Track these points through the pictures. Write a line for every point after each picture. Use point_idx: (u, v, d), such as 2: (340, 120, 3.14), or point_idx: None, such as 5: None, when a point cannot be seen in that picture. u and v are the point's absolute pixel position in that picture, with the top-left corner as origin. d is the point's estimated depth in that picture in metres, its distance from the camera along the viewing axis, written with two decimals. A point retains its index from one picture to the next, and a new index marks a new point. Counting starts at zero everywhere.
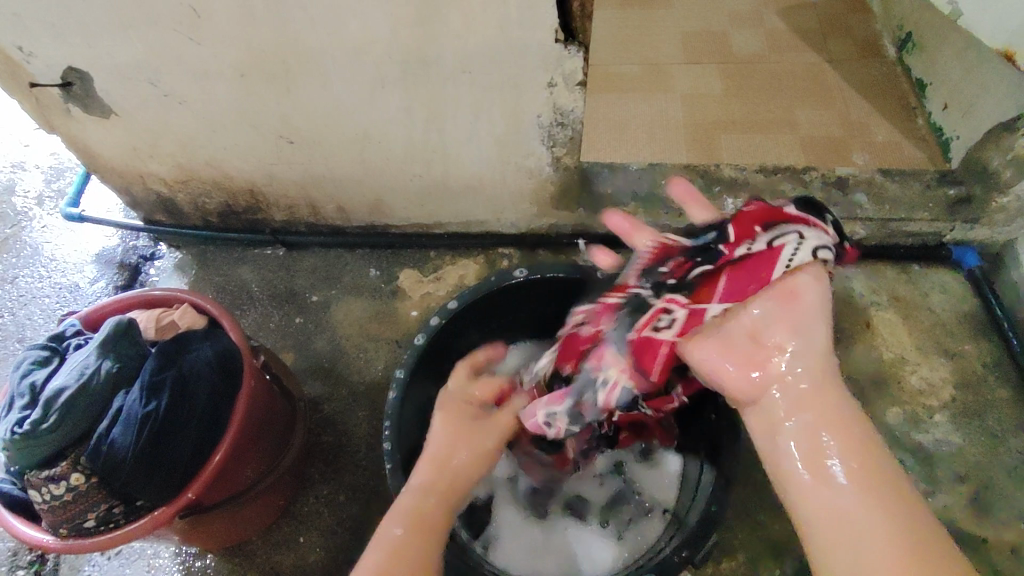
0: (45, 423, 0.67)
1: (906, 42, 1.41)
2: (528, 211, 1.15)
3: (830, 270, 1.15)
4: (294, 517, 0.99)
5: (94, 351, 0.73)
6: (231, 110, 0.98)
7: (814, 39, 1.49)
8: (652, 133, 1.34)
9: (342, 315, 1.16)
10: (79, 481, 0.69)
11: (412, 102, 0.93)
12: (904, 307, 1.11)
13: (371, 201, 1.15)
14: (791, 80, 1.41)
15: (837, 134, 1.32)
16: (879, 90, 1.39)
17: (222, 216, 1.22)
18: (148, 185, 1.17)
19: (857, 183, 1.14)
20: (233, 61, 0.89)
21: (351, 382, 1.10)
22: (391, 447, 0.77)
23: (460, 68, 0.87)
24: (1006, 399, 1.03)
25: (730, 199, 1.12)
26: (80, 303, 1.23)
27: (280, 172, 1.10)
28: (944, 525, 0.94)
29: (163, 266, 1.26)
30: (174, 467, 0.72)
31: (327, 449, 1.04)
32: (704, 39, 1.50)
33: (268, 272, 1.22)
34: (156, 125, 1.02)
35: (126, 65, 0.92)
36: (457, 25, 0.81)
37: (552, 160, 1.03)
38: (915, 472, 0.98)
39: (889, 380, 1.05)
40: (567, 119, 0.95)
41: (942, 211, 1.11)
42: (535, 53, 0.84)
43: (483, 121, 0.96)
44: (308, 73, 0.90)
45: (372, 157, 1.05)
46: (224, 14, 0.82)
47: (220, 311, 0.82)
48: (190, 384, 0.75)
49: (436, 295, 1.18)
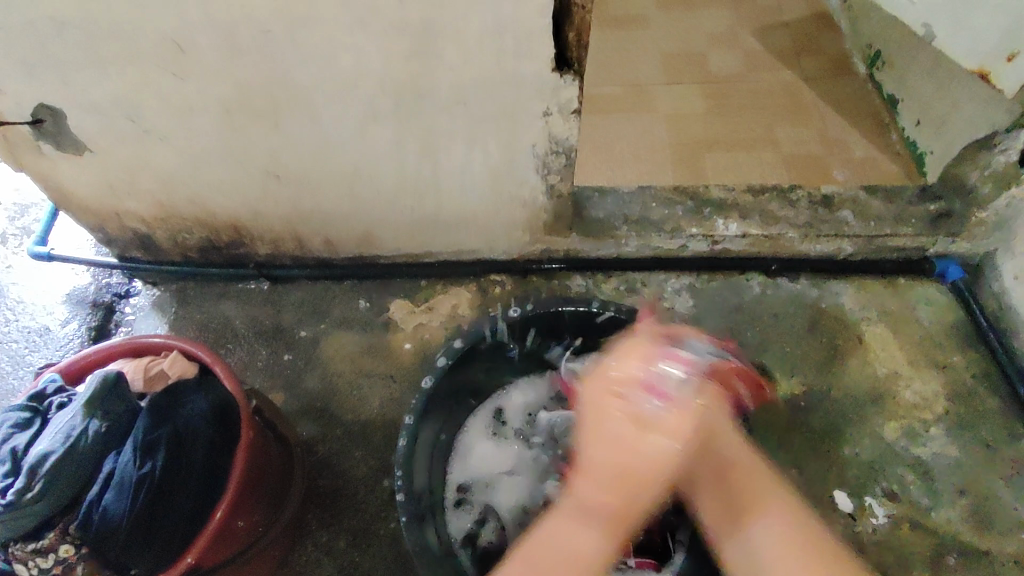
0: (30, 491, 0.66)
1: (876, 60, 1.45)
2: (520, 238, 1.13)
3: (820, 287, 1.17)
4: (293, 568, 0.95)
5: (80, 410, 0.72)
6: (214, 147, 0.94)
7: (788, 58, 1.52)
8: (637, 154, 1.34)
9: (332, 351, 1.13)
10: (68, 552, 0.68)
11: (403, 135, 0.91)
12: (894, 322, 1.13)
13: (360, 232, 1.12)
14: (768, 99, 1.43)
15: (816, 151, 1.34)
16: (854, 107, 1.42)
17: (202, 251, 1.18)
18: (124, 223, 1.12)
19: (842, 201, 1.15)
20: (218, 97, 0.86)
21: (346, 421, 1.06)
22: (404, 496, 0.77)
23: (453, 101, 0.86)
24: (997, 409, 1.05)
25: (720, 220, 1.13)
26: (52, 347, 1.17)
27: (264, 207, 1.06)
28: (948, 539, 0.95)
29: (139, 305, 1.21)
30: (172, 530, 0.71)
31: (324, 493, 1.00)
32: (682, 60, 1.52)
33: (253, 308, 1.18)
34: (134, 163, 0.98)
35: (104, 103, 0.88)
36: (451, 58, 0.80)
37: (545, 188, 1.02)
38: (916, 487, 0.99)
39: (885, 396, 1.06)
40: (561, 147, 0.94)
41: (924, 226, 1.13)
42: (531, 84, 0.84)
43: (477, 151, 0.94)
44: (297, 110, 0.88)
45: (361, 191, 1.02)
46: (211, 50, 0.80)
47: (211, 359, 0.80)
48: (186, 441, 0.74)
49: (429, 327, 1.15)
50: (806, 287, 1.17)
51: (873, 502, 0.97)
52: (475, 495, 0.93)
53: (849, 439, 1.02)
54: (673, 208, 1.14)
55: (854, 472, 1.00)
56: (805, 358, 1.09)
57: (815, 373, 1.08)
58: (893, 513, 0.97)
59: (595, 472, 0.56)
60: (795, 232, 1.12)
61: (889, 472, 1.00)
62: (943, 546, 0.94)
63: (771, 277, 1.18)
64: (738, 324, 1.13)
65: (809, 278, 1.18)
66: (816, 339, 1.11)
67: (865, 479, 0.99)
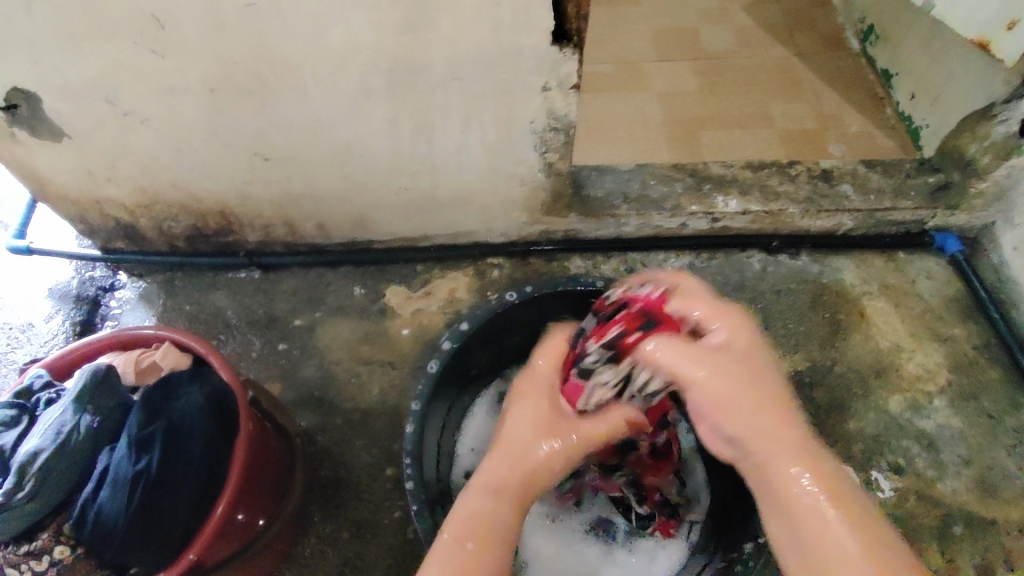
0: (20, 492, 0.65)
1: (869, 33, 1.42)
2: (518, 219, 1.11)
3: (820, 263, 1.16)
4: (295, 560, 0.93)
5: (69, 405, 0.71)
6: (200, 129, 0.91)
7: (781, 32, 1.49)
8: (632, 133, 1.32)
9: (328, 339, 1.10)
10: (64, 553, 0.67)
11: (398, 113, 0.89)
12: (895, 295, 1.13)
13: (354, 216, 1.09)
14: (762, 74, 1.41)
15: (811, 126, 1.32)
16: (848, 81, 1.40)
17: (190, 240, 1.14)
18: (106, 212, 1.08)
19: (841, 175, 1.14)
20: (202, 75, 0.82)
21: (345, 410, 1.04)
22: (415, 486, 0.76)
23: (449, 75, 0.83)
24: (998, 379, 1.06)
25: (720, 197, 1.11)
26: (35, 343, 1.13)
27: (253, 191, 1.03)
28: (954, 509, 0.95)
29: (124, 297, 1.17)
30: (172, 528, 0.69)
31: (326, 484, 0.98)
32: (674, 37, 1.49)
33: (245, 298, 1.14)
34: (115, 147, 0.94)
35: (81, 84, 0.84)
36: (447, 29, 0.77)
37: (544, 166, 1.00)
38: (921, 459, 0.99)
39: (887, 369, 1.06)
40: (560, 123, 0.91)
41: (924, 198, 1.13)
42: (530, 57, 0.81)
43: (474, 128, 0.92)
44: (286, 87, 0.84)
45: (354, 172, 0.99)
46: (193, 25, 0.76)
47: (206, 349, 0.79)
48: (182, 434, 0.72)
49: (428, 312, 1.12)
50: (806, 263, 1.16)
51: (879, 476, 0.98)
52: None
53: (854, 413, 1.02)
54: (672, 186, 1.12)
55: (859, 445, 1.00)
56: (808, 334, 1.09)
57: (818, 349, 1.08)
58: (899, 486, 0.97)
59: (509, 451, 0.66)
60: (796, 207, 1.11)
61: (894, 445, 1.00)
62: (950, 517, 0.95)
63: (772, 254, 1.17)
64: (740, 301, 1.12)
65: (809, 253, 1.17)
66: (818, 315, 1.11)
67: (871, 452, 0.99)
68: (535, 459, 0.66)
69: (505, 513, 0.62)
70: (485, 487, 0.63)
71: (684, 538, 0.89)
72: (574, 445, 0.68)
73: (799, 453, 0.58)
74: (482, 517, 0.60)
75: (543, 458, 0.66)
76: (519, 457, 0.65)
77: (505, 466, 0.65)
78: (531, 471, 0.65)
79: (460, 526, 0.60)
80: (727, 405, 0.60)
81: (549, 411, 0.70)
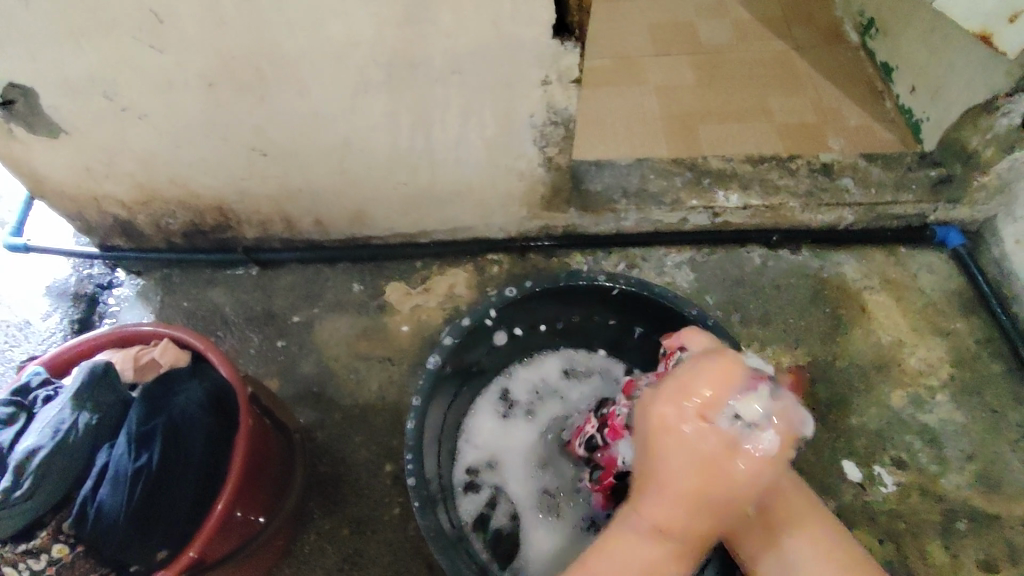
0: (18, 490, 0.65)
1: (869, 26, 1.42)
2: (517, 214, 1.10)
3: (821, 257, 1.15)
4: (295, 558, 0.93)
5: (68, 402, 0.70)
6: (197, 124, 0.90)
7: (780, 25, 1.48)
8: (632, 127, 1.31)
9: (327, 336, 1.10)
10: (62, 552, 0.67)
11: (397, 107, 0.88)
12: (897, 290, 1.12)
13: (352, 212, 1.08)
14: (761, 68, 1.40)
15: (811, 119, 1.31)
16: (847, 74, 1.39)
17: (187, 237, 1.13)
18: (104, 209, 1.07)
19: (842, 168, 1.13)
20: (200, 70, 0.82)
21: (345, 406, 1.03)
22: (416, 482, 0.75)
23: (449, 69, 0.82)
24: (1000, 373, 1.05)
25: (721, 191, 1.10)
26: (33, 341, 1.13)
27: (251, 188, 1.02)
28: (957, 504, 0.95)
29: (122, 294, 1.16)
30: (172, 525, 0.69)
31: (325, 481, 0.98)
32: (673, 31, 1.48)
33: (243, 295, 1.14)
34: (112, 143, 0.93)
35: (78, 79, 0.83)
36: (447, 23, 0.76)
37: (543, 161, 0.99)
38: (924, 454, 0.98)
39: (889, 363, 1.06)
40: (560, 117, 0.91)
41: (925, 192, 1.12)
42: (529, 50, 0.80)
43: (473, 123, 0.91)
44: (284, 82, 0.84)
45: (353, 168, 0.99)
46: (191, 19, 0.75)
47: (204, 345, 0.79)
48: (183, 430, 0.72)
49: (427, 308, 1.12)
50: (807, 258, 1.15)
51: (882, 471, 0.97)
52: (485, 475, 0.92)
53: (856, 408, 1.02)
54: (672, 180, 1.11)
55: (862, 440, 0.99)
56: (809, 329, 1.08)
57: (820, 343, 1.07)
58: (902, 481, 0.97)
59: (670, 493, 0.55)
60: (796, 201, 1.10)
61: (896, 440, 0.99)
62: (952, 512, 0.95)
63: (772, 248, 1.16)
64: (740, 296, 1.11)
65: (810, 248, 1.16)
66: (819, 309, 1.10)
67: (873, 447, 0.99)
68: (687, 485, 0.54)
69: (647, 543, 0.57)
70: (634, 525, 0.57)
71: None
72: (705, 441, 0.54)
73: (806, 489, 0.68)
74: (629, 566, 0.57)
75: (703, 477, 0.54)
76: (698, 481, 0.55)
77: (669, 515, 0.55)
78: (696, 490, 0.54)
79: (608, 566, 0.58)
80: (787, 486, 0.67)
81: (684, 412, 0.55)
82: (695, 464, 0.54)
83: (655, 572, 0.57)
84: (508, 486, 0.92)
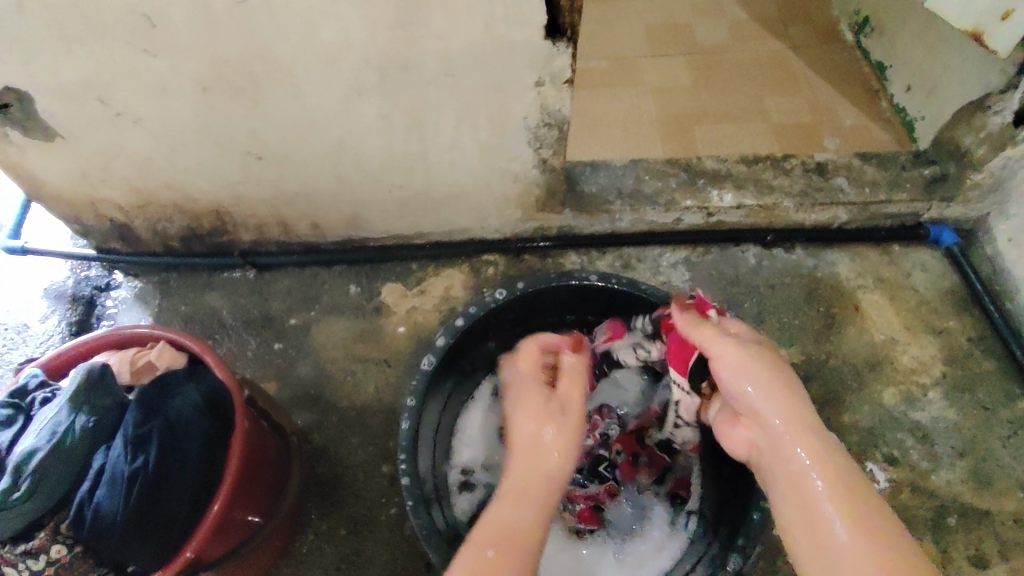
0: (16, 491, 0.66)
1: (864, 26, 1.42)
2: (512, 216, 1.11)
3: (815, 256, 1.16)
4: (293, 557, 0.94)
5: (65, 405, 0.71)
6: (192, 127, 0.91)
7: (775, 25, 1.48)
8: (627, 128, 1.31)
9: (324, 337, 1.10)
10: (61, 552, 0.67)
11: (391, 110, 0.88)
12: (891, 288, 1.13)
13: (348, 214, 1.09)
14: (757, 68, 1.41)
15: (806, 119, 1.32)
16: (842, 74, 1.39)
17: (184, 240, 1.14)
18: (100, 212, 1.08)
19: (836, 168, 1.14)
20: (195, 74, 0.82)
21: (341, 408, 1.04)
22: (409, 481, 0.76)
23: (442, 71, 0.83)
24: (993, 370, 1.06)
25: (715, 191, 1.11)
26: (31, 344, 1.13)
27: (247, 191, 1.03)
28: (949, 501, 0.96)
29: (120, 297, 1.17)
30: (168, 526, 0.70)
31: (322, 481, 0.98)
32: (669, 31, 1.48)
33: (240, 298, 1.14)
34: (108, 148, 0.94)
35: (73, 84, 0.83)
36: (439, 26, 0.76)
37: (537, 162, 1.00)
38: (916, 451, 0.99)
39: (883, 362, 1.06)
40: (553, 119, 0.91)
41: (919, 191, 1.12)
42: (521, 52, 0.81)
43: (467, 125, 0.92)
44: (278, 85, 0.84)
45: (348, 170, 0.99)
46: (183, 23, 0.76)
47: (200, 347, 0.80)
48: (179, 432, 0.73)
49: (423, 310, 1.12)
50: (802, 257, 1.16)
51: (875, 468, 0.98)
52: (479, 474, 0.93)
53: (850, 406, 1.03)
54: (667, 180, 1.12)
55: (855, 438, 1.00)
56: (803, 328, 1.09)
57: (814, 343, 1.08)
58: (894, 478, 0.97)
59: (525, 454, 0.73)
60: (790, 201, 1.10)
61: (889, 437, 1.00)
62: (944, 509, 0.95)
63: (767, 248, 1.16)
64: (734, 296, 1.12)
65: (805, 247, 1.17)
66: (813, 309, 1.11)
67: (866, 445, 0.99)
68: (547, 466, 0.72)
69: (527, 511, 0.67)
70: (510, 491, 0.70)
71: (681, 527, 0.89)
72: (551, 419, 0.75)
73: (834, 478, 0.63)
74: (506, 527, 0.65)
75: (544, 455, 0.72)
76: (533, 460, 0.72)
77: (520, 469, 0.71)
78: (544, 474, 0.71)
79: (487, 536, 0.65)
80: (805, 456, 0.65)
81: (542, 398, 0.78)
82: (530, 427, 0.75)
83: (526, 536, 0.65)
84: (504, 486, 0.93)
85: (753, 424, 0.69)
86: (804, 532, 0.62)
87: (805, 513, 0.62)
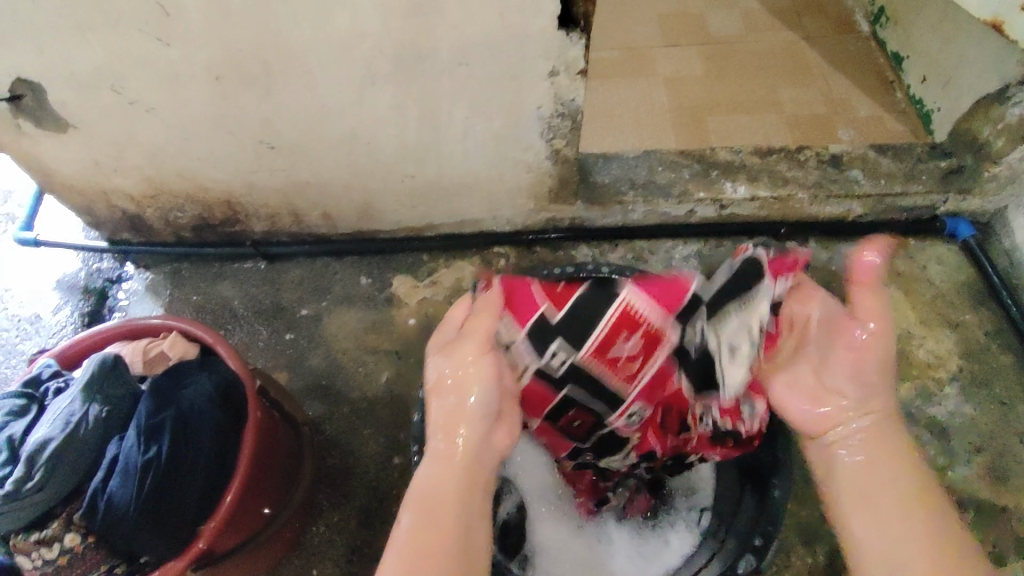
0: (30, 481, 0.65)
1: (880, 16, 1.40)
2: (524, 207, 1.10)
3: (830, 249, 1.15)
4: (305, 548, 0.94)
5: (78, 395, 0.71)
6: (204, 117, 0.90)
7: (789, 16, 1.46)
8: (639, 119, 1.30)
9: (335, 328, 1.10)
10: (74, 542, 0.67)
11: (403, 99, 0.88)
12: (905, 281, 1.12)
13: (359, 205, 1.09)
14: (770, 58, 1.39)
15: (820, 111, 1.30)
16: (858, 65, 1.38)
17: (196, 231, 1.14)
18: (112, 203, 1.08)
19: (851, 160, 1.12)
20: (206, 63, 0.82)
21: (353, 399, 1.04)
22: None
23: (455, 61, 0.82)
24: (1010, 365, 1.05)
25: (728, 182, 1.10)
26: (44, 335, 1.14)
27: (259, 181, 1.02)
28: (964, 496, 0.95)
29: (131, 288, 1.17)
30: (183, 515, 0.70)
31: (333, 472, 0.99)
32: (682, 21, 1.46)
33: (251, 288, 1.14)
34: (121, 138, 0.94)
35: (85, 74, 0.83)
36: (453, 15, 0.76)
37: (550, 153, 0.99)
38: (931, 446, 0.98)
39: (898, 355, 1.05)
40: (567, 109, 0.91)
41: (935, 182, 1.11)
42: (536, 41, 0.80)
43: (479, 115, 0.91)
44: (290, 75, 0.84)
45: (360, 160, 0.99)
46: (197, 11, 0.75)
47: (213, 338, 0.79)
48: (192, 423, 0.73)
49: (434, 301, 1.12)
50: (816, 250, 1.15)
51: None
52: None
53: None
54: (680, 172, 1.11)
55: None
56: None
57: None
58: None
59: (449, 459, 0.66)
60: (805, 192, 1.09)
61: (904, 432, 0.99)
62: (959, 504, 0.94)
63: (780, 240, 1.16)
64: None
65: (818, 240, 1.16)
66: None
67: None
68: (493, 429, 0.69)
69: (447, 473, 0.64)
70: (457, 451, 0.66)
71: (693, 524, 0.88)
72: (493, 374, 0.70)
73: (886, 452, 0.64)
74: (431, 497, 0.62)
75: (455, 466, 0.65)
76: (452, 459, 0.65)
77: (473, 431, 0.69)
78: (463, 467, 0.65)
79: (416, 504, 0.62)
80: (832, 436, 0.67)
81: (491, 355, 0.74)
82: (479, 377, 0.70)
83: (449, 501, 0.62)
84: (522, 480, 0.92)
85: (833, 407, 0.67)
86: (862, 501, 0.61)
87: (865, 486, 0.62)
